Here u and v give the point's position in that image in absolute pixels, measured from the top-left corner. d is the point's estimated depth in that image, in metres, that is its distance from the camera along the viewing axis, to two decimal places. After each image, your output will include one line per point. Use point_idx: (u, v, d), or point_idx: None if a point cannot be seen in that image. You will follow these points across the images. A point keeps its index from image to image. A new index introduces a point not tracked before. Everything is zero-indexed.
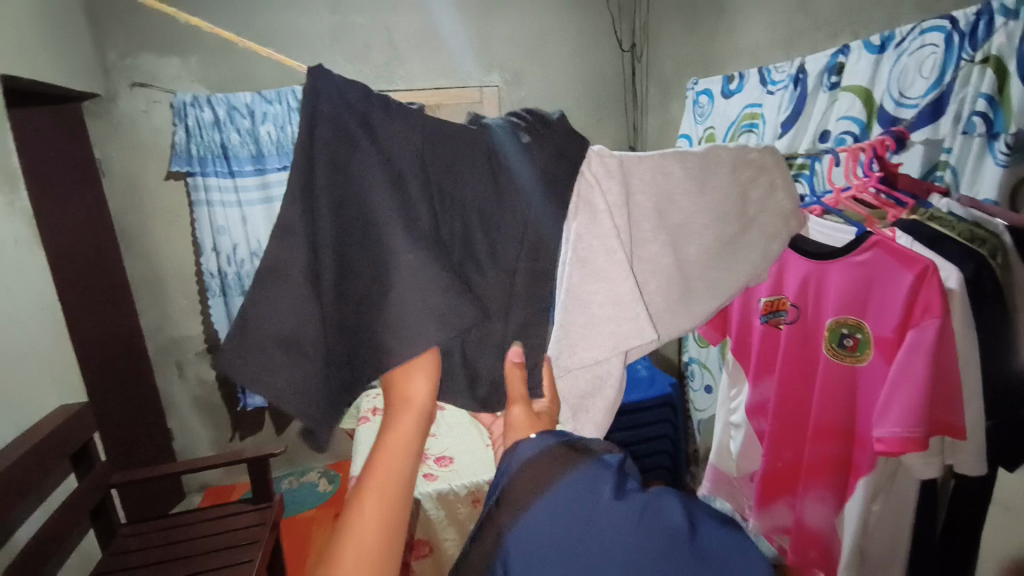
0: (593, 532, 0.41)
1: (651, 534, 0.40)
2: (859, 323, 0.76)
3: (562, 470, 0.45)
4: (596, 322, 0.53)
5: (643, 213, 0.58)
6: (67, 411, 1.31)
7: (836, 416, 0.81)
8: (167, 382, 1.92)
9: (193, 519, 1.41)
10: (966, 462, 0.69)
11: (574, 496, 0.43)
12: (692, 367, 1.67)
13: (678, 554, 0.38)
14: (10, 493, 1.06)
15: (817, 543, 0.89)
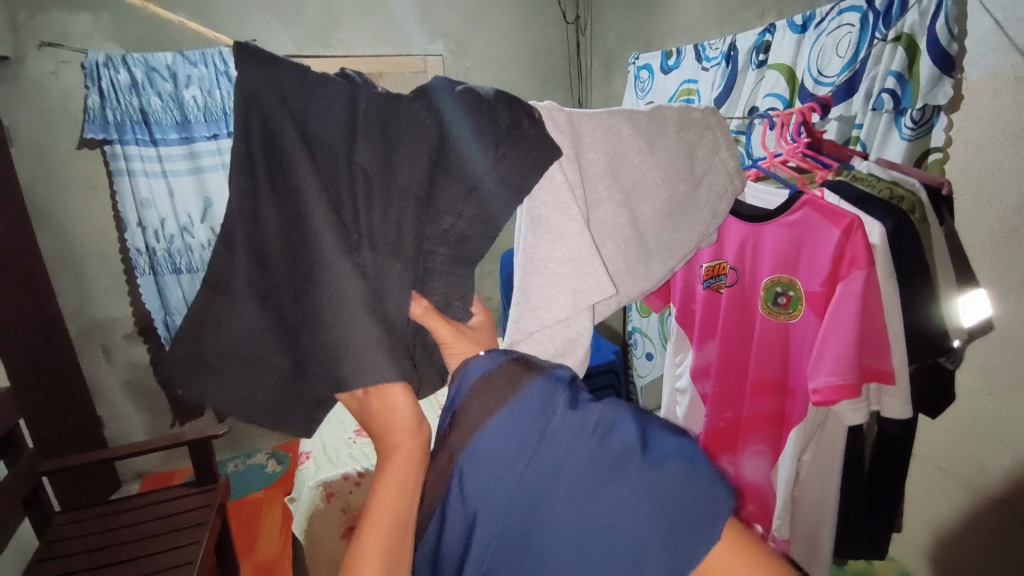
0: (546, 447, 0.43)
1: (605, 446, 0.42)
2: (792, 281, 0.81)
3: (511, 392, 0.45)
4: (557, 280, 0.54)
5: (597, 172, 0.59)
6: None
7: (772, 373, 0.87)
8: (93, 366, 1.81)
9: (135, 504, 1.36)
10: (892, 405, 0.75)
11: (525, 416, 0.44)
12: (634, 335, 1.75)
13: (630, 460, 0.41)
14: None
15: (756, 496, 0.97)
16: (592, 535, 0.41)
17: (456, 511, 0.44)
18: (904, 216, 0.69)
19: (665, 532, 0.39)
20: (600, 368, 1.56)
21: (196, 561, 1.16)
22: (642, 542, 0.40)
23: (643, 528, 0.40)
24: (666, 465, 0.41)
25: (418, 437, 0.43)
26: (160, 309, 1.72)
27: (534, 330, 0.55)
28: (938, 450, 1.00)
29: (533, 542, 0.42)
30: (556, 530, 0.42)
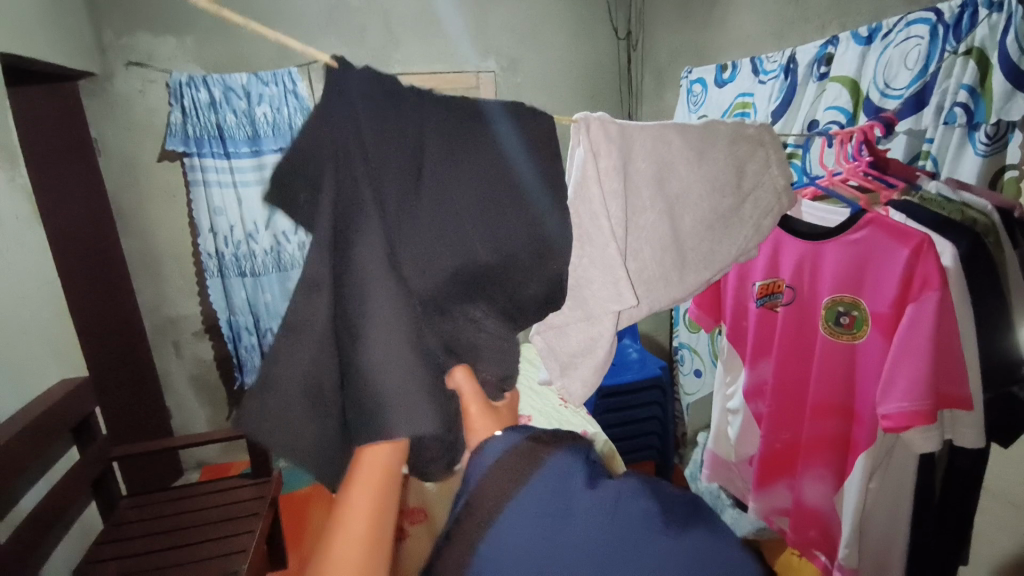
0: (569, 528, 0.41)
1: (630, 525, 0.41)
2: (855, 301, 0.78)
3: (533, 466, 0.44)
4: (585, 283, 0.55)
5: (643, 181, 0.59)
6: (69, 385, 1.33)
7: (834, 396, 0.84)
8: (164, 361, 1.93)
9: (193, 492, 1.45)
10: (967, 434, 0.71)
11: (548, 491, 0.43)
12: (681, 351, 1.71)
13: (656, 540, 0.40)
14: (18, 462, 1.09)
15: (818, 522, 0.92)
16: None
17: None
18: (979, 238, 0.67)
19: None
20: (644, 383, 1.53)
21: (247, 551, 1.21)
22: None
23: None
24: (693, 546, 0.40)
25: (380, 494, 0.39)
26: (225, 310, 1.83)
27: (558, 326, 0.56)
28: (1011, 487, 0.92)
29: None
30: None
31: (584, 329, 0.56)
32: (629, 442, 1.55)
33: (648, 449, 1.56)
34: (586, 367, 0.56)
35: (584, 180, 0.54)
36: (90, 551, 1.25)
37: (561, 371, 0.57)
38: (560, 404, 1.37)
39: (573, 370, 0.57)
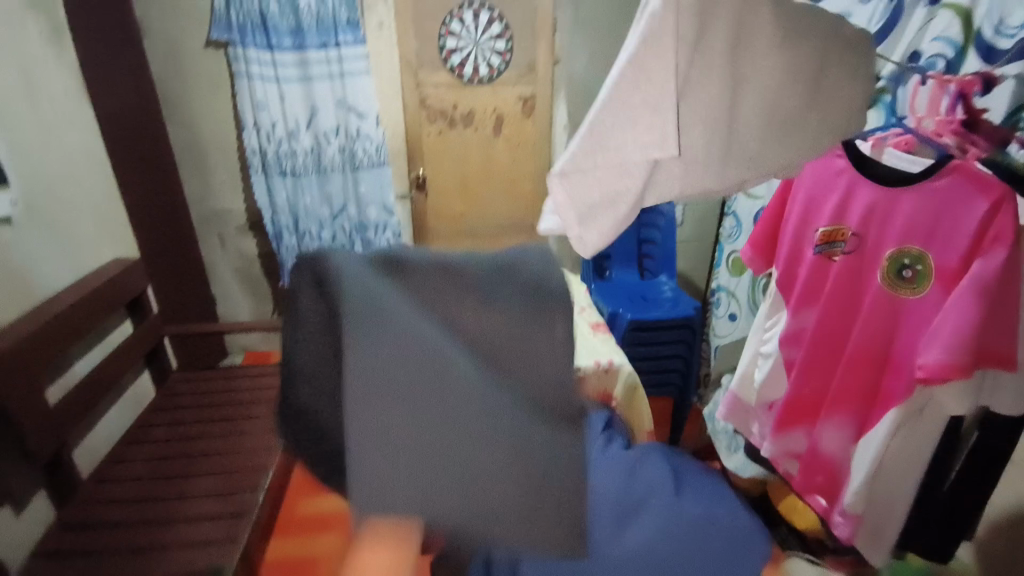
0: (615, 496, 0.57)
1: (651, 490, 0.57)
2: (922, 254, 0.73)
3: (591, 453, 0.64)
4: (631, 115, 0.51)
5: (720, 34, 0.53)
6: (121, 264, 1.40)
7: (874, 350, 0.81)
8: (210, 251, 2.01)
9: (235, 373, 1.56)
10: (1004, 399, 0.68)
11: (602, 476, 0.60)
12: (719, 294, 1.70)
13: (666, 502, 0.56)
14: (74, 330, 1.17)
15: (826, 469, 0.92)
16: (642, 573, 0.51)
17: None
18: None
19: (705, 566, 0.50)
20: (675, 321, 1.52)
21: None
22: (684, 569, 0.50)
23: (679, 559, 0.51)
24: (702, 511, 0.55)
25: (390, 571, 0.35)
26: (269, 209, 1.86)
27: (584, 171, 0.51)
28: None
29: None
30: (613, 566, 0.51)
31: (613, 185, 0.52)
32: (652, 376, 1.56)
33: (669, 385, 1.57)
34: (604, 224, 0.53)
35: (635, 62, 0.50)
36: (144, 414, 1.38)
37: (578, 220, 0.52)
38: (589, 331, 1.38)
39: (589, 222, 0.52)
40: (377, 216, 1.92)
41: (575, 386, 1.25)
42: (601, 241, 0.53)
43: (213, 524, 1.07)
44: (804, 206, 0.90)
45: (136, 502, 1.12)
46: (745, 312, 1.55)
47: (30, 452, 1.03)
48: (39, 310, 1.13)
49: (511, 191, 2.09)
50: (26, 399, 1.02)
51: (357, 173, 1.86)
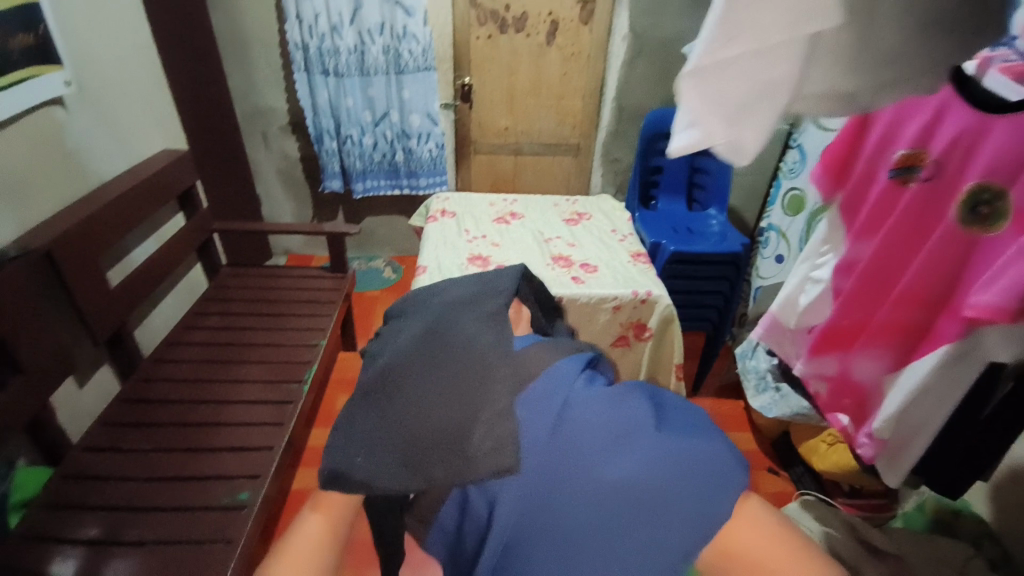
0: (567, 428, 0.44)
1: (625, 422, 0.44)
2: (1007, 189, 0.56)
3: (540, 372, 0.48)
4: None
5: None
6: (171, 156, 1.41)
7: (931, 288, 0.64)
8: (254, 150, 2.00)
9: (280, 273, 1.61)
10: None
11: (541, 404, 0.45)
12: (768, 233, 1.62)
13: (642, 442, 0.42)
14: (129, 219, 1.21)
15: (853, 397, 0.77)
16: (604, 538, 0.39)
17: (489, 489, 0.42)
18: None
19: (682, 523, 0.39)
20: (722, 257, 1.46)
21: (325, 330, 1.38)
22: (651, 537, 0.39)
23: (646, 509, 0.40)
24: (685, 447, 0.42)
25: None
26: (311, 110, 1.82)
27: (717, 68, 0.41)
28: None
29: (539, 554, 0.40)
30: (560, 519, 0.40)
31: (763, 70, 0.41)
32: (691, 310, 1.54)
33: (704, 321, 1.55)
34: (764, 111, 0.42)
35: None
36: (198, 303, 1.46)
37: (724, 124, 0.43)
38: (629, 261, 1.35)
39: (736, 118, 0.42)
40: (420, 125, 1.87)
41: (609, 315, 1.24)
42: (763, 134, 0.43)
43: (260, 407, 1.16)
44: (895, 108, 0.68)
45: (192, 381, 1.22)
46: (793, 254, 1.49)
47: (90, 328, 1.09)
48: (97, 196, 1.17)
49: (559, 107, 1.98)
50: (88, 280, 1.08)
51: (401, 77, 1.78)
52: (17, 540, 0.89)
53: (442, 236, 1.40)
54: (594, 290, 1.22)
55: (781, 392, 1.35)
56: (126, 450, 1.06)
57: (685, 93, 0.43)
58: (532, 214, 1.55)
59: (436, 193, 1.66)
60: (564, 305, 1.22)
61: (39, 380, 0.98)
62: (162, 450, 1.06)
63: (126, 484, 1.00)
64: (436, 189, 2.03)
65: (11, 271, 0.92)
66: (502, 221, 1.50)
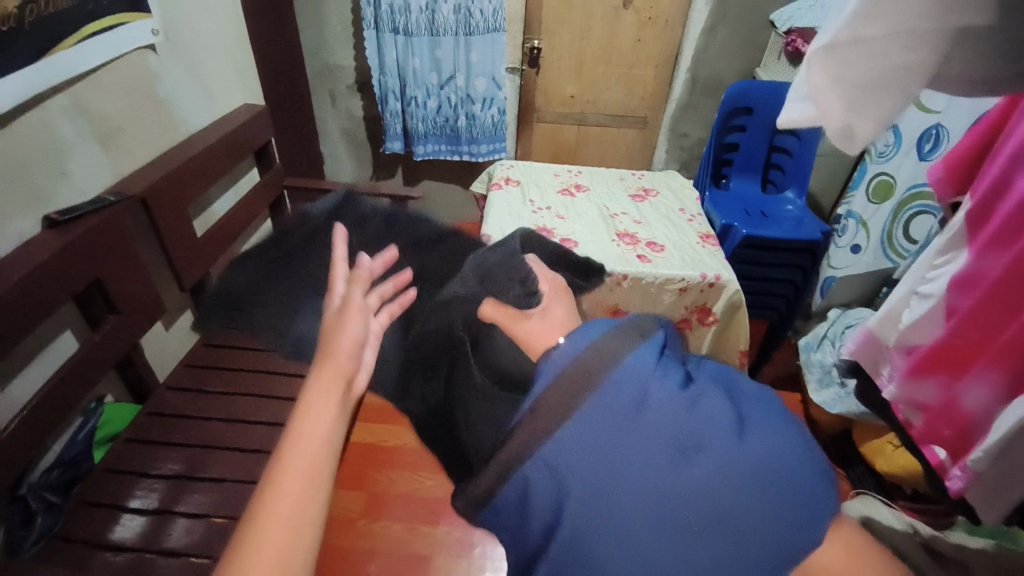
0: (637, 429, 0.41)
1: (698, 427, 0.41)
2: None
3: (610, 364, 0.45)
4: None
5: None
6: (250, 111, 1.45)
7: None
8: (321, 108, 2.03)
9: None
10: None
11: (610, 401, 0.43)
12: (846, 220, 1.53)
13: (721, 453, 0.39)
14: (212, 173, 1.25)
15: (959, 428, 0.68)
16: (672, 551, 0.38)
17: (549, 485, 0.41)
18: None
19: (760, 545, 0.37)
20: (798, 244, 1.41)
21: None
22: (727, 555, 0.37)
23: (720, 525, 0.38)
24: (764, 449, 0.40)
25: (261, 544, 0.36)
26: (377, 68, 1.80)
27: (856, 48, 0.39)
28: None
29: (604, 560, 0.38)
30: (626, 524, 0.39)
31: (895, 54, 0.39)
32: (756, 296, 1.50)
33: (770, 309, 1.52)
34: (888, 99, 0.40)
35: None
36: (269, 258, 1.52)
37: (843, 104, 0.40)
38: (698, 243, 1.31)
39: (859, 101, 0.40)
40: (485, 89, 1.84)
41: (674, 297, 1.21)
42: (882, 124, 0.41)
43: None
44: None
45: (265, 331, 1.28)
46: (872, 246, 1.41)
47: (178, 275, 1.16)
48: (183, 149, 1.22)
49: (629, 76, 1.90)
50: (174, 231, 1.13)
51: (469, 38, 1.74)
52: (103, 470, 0.97)
53: (507, 205, 1.39)
54: (661, 270, 1.18)
55: (846, 389, 1.29)
56: (204, 392, 1.13)
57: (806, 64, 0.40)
58: (597, 188, 1.52)
59: (499, 161, 1.64)
60: (629, 284, 1.20)
61: (132, 321, 1.05)
62: (236, 394, 1.13)
63: (205, 423, 1.07)
64: (496, 156, 2.02)
65: (110, 215, 0.97)
66: (567, 193, 1.48)
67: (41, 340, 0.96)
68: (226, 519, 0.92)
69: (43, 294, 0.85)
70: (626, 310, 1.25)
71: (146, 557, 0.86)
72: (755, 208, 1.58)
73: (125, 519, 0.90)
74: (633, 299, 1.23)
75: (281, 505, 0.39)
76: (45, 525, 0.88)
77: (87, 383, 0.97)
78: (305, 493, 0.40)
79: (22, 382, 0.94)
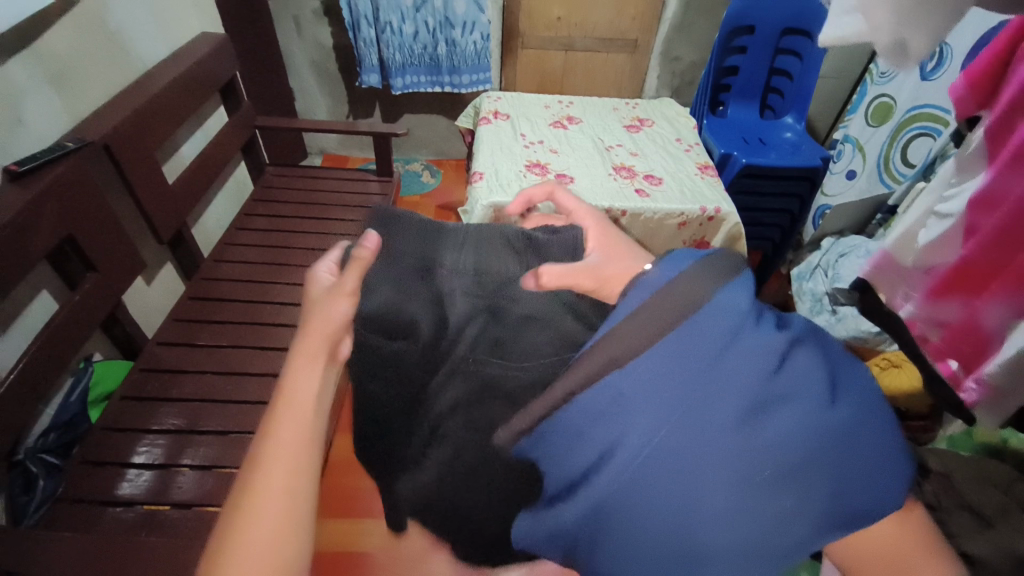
0: (720, 372, 0.38)
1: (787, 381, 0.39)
2: None
3: (697, 301, 0.41)
4: None
5: None
6: (210, 43, 1.31)
7: None
8: (285, 36, 1.85)
9: (324, 174, 1.56)
10: None
11: (696, 336, 0.40)
12: (842, 145, 1.50)
13: (808, 409, 0.38)
14: (175, 113, 1.15)
15: (977, 345, 0.61)
16: (732, 502, 0.37)
17: (613, 413, 0.39)
18: None
19: (821, 501, 0.37)
20: (796, 172, 1.38)
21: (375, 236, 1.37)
22: (788, 505, 0.37)
23: (790, 480, 0.37)
24: (849, 419, 0.38)
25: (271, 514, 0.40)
26: None
27: None
28: None
29: (658, 495, 0.37)
30: (693, 462, 0.37)
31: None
32: (751, 227, 1.49)
33: (765, 239, 1.53)
34: (939, 12, 0.46)
35: None
36: (247, 204, 1.45)
37: (893, 18, 0.48)
38: (697, 174, 1.27)
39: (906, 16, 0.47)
40: (466, 11, 1.70)
41: (674, 231, 1.19)
42: (937, 34, 0.47)
43: None
44: None
45: (253, 281, 1.23)
46: (867, 171, 1.39)
47: (154, 228, 1.10)
48: (142, 88, 1.11)
49: None
50: (143, 179, 1.05)
51: None
52: (103, 429, 0.95)
53: (498, 140, 1.32)
54: (661, 205, 1.15)
55: (837, 315, 1.31)
56: (197, 346, 1.10)
57: None
58: (591, 119, 1.45)
59: (484, 92, 1.54)
60: (629, 220, 1.16)
61: (113, 278, 1.00)
62: (230, 346, 1.10)
63: (203, 377, 1.04)
64: (479, 87, 1.90)
65: (72, 163, 0.89)
66: (559, 125, 1.41)
67: (16, 305, 0.91)
68: (235, 469, 0.92)
69: (14, 254, 0.79)
70: None
71: (158, 510, 0.86)
72: (752, 136, 1.53)
73: (131, 475, 0.90)
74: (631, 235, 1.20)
75: (278, 477, 0.42)
76: (48, 488, 0.88)
77: (73, 344, 0.93)
78: (294, 463, 0.43)
79: (4, 348, 0.89)
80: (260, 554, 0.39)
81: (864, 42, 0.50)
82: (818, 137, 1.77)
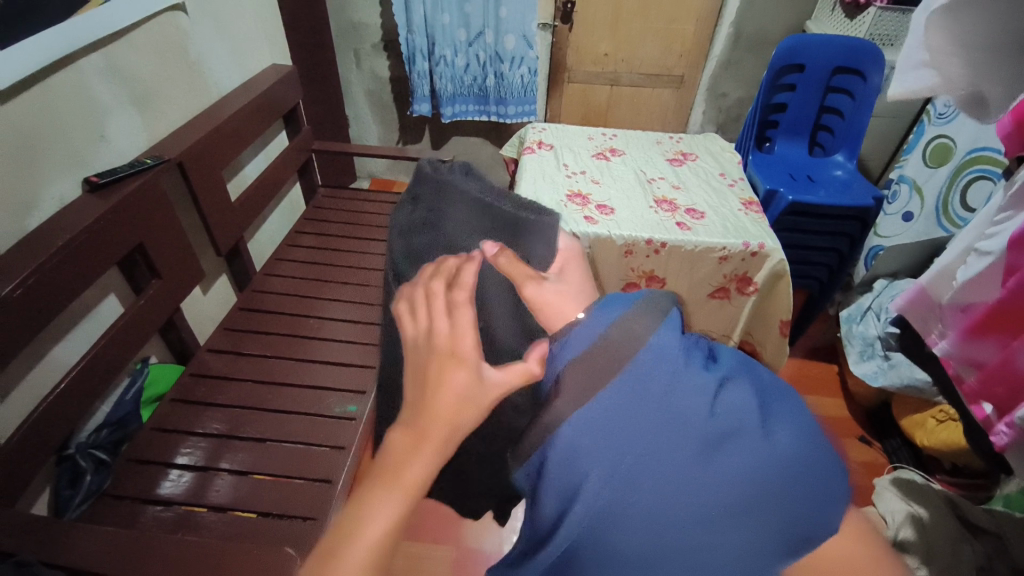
0: (662, 417, 0.37)
1: (730, 415, 0.37)
2: None
3: (635, 343, 0.40)
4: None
5: None
6: (279, 73, 1.41)
7: None
8: (346, 68, 1.97)
9: (374, 198, 1.63)
10: None
11: (637, 382, 0.38)
12: (898, 186, 1.46)
13: (752, 442, 0.36)
14: (241, 135, 1.23)
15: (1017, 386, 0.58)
16: (689, 539, 0.34)
17: (564, 467, 0.37)
18: None
19: (778, 533, 0.35)
20: (847, 212, 1.35)
21: None
22: (748, 542, 0.34)
23: (748, 513, 0.34)
24: (797, 445, 0.36)
25: None
26: (404, 25, 1.71)
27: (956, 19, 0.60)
28: None
29: (616, 544, 0.35)
30: (645, 509, 0.35)
31: (1002, 30, 0.58)
32: (798, 265, 1.45)
33: (811, 278, 1.48)
34: (1008, 68, 0.59)
35: None
36: (300, 222, 1.52)
37: (965, 75, 0.62)
38: (740, 209, 1.25)
39: (984, 73, 0.61)
40: (515, 47, 1.76)
41: (716, 264, 1.17)
42: (1006, 88, 0.60)
43: (354, 326, 1.22)
44: None
45: (299, 295, 1.29)
46: (926, 213, 1.34)
47: (215, 240, 1.17)
48: (214, 112, 1.20)
49: (668, 31, 1.79)
50: (209, 195, 1.13)
51: None
52: (150, 429, 0.99)
53: (541, 170, 1.35)
54: (702, 238, 1.14)
55: (890, 362, 1.24)
56: (243, 355, 1.14)
57: (926, 43, 0.63)
58: (633, 151, 1.47)
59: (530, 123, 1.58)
60: (669, 252, 1.16)
61: (173, 286, 1.07)
62: (272, 356, 1.14)
63: (243, 385, 1.09)
64: (525, 118, 1.95)
65: (147, 178, 0.96)
66: (602, 157, 1.43)
67: (85, 305, 0.98)
68: (268, 477, 0.94)
69: (88, 259, 0.85)
70: (662, 277, 1.21)
71: (193, 510, 0.89)
72: (801, 172, 1.50)
73: (173, 475, 0.93)
74: (671, 266, 1.19)
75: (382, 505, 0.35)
76: (94, 483, 0.91)
77: (131, 346, 0.99)
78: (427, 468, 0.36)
79: (69, 345, 0.96)
80: (355, 556, 0.34)
81: (939, 92, 0.65)
82: (871, 175, 1.72)
